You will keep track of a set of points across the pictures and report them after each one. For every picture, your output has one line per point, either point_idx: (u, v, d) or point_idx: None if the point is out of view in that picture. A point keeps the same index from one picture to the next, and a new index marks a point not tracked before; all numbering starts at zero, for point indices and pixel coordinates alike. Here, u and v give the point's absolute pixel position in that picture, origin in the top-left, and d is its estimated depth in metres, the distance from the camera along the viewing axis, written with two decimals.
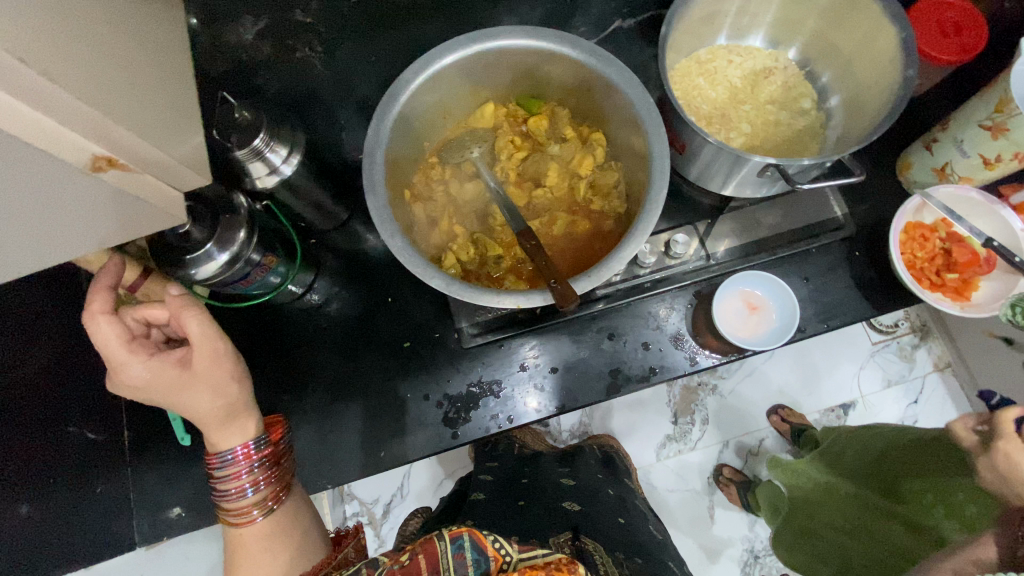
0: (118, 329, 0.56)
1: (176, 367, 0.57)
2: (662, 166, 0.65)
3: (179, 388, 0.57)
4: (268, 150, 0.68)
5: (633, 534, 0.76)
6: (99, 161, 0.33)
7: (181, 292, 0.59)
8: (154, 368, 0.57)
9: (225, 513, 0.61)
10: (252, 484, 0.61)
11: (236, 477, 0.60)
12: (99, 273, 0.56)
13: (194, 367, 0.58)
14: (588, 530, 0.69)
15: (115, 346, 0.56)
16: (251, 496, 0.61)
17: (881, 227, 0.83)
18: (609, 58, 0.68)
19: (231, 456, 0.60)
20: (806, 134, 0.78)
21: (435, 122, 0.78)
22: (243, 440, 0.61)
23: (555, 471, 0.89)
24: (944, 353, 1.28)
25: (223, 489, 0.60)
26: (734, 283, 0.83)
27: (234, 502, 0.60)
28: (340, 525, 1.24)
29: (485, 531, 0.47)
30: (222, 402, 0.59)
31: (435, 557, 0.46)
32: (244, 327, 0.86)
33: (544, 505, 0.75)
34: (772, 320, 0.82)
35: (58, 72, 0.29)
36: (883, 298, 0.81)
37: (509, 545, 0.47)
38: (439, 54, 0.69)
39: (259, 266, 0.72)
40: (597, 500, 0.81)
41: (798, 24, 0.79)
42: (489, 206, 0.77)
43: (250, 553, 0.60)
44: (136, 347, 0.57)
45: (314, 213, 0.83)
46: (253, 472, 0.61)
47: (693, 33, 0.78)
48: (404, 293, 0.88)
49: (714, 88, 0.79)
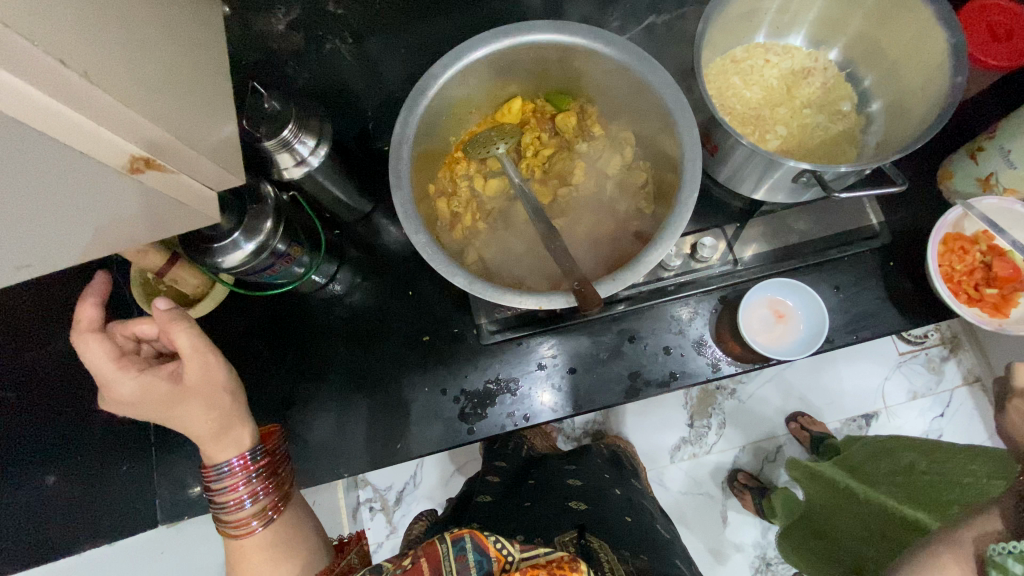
0: (106, 346, 0.57)
1: (167, 381, 0.58)
2: (693, 168, 0.63)
3: (173, 403, 0.58)
4: (296, 141, 0.69)
5: (642, 532, 0.76)
6: (137, 161, 0.33)
7: (170, 306, 0.59)
8: (144, 383, 0.57)
9: (224, 524, 0.61)
10: (249, 495, 0.61)
11: (234, 489, 0.61)
12: (86, 291, 0.57)
13: (186, 382, 0.58)
14: (595, 530, 0.69)
15: (104, 363, 0.56)
16: (249, 507, 0.61)
17: (918, 238, 0.80)
18: (643, 56, 0.66)
19: (226, 468, 0.61)
20: (844, 138, 0.76)
21: (462, 115, 0.77)
22: (238, 451, 0.62)
23: (561, 471, 0.89)
24: (974, 367, 1.24)
25: (221, 502, 0.61)
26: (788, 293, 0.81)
27: (233, 514, 0.61)
28: (353, 511, 1.26)
29: (486, 532, 0.47)
30: (215, 415, 0.60)
31: (437, 560, 0.46)
32: (267, 314, 0.87)
33: (548, 506, 0.76)
34: (795, 335, 0.80)
35: (102, 73, 0.30)
36: (916, 311, 0.78)
37: (511, 545, 0.47)
38: (470, 49, 0.68)
39: (284, 256, 0.73)
40: (603, 500, 0.80)
41: (842, 23, 0.76)
42: (513, 203, 0.76)
43: (253, 561, 0.61)
44: (126, 363, 0.57)
45: (339, 205, 0.84)
46: (250, 483, 0.62)
47: (730, 31, 0.76)
48: (425, 286, 0.88)
49: (750, 88, 0.77)
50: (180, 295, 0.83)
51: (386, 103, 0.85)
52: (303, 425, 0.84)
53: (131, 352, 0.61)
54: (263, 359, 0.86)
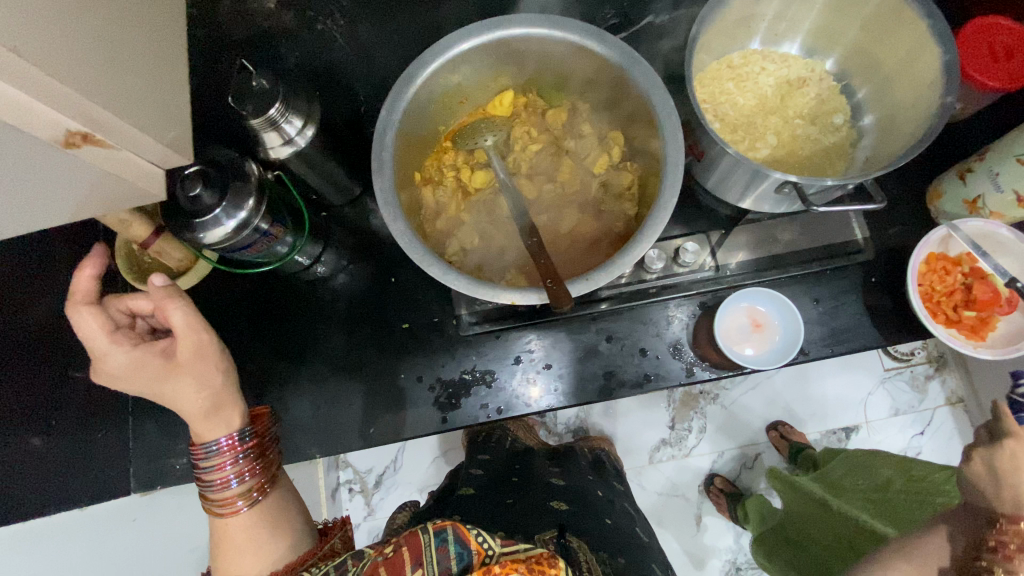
0: (100, 319, 0.59)
1: (158, 357, 0.59)
2: (675, 173, 0.63)
3: (165, 378, 0.59)
4: (283, 121, 0.68)
5: (621, 535, 0.77)
6: (73, 136, 0.39)
7: (166, 284, 0.61)
8: (135, 358, 0.59)
9: (210, 503, 0.61)
10: (236, 475, 0.61)
11: (221, 468, 0.61)
12: (84, 262, 0.57)
13: (178, 359, 0.60)
14: (574, 530, 0.70)
15: (98, 335, 0.58)
16: (236, 486, 0.61)
17: (902, 255, 0.80)
18: (633, 56, 0.66)
19: (214, 448, 0.61)
20: (833, 151, 0.75)
21: (452, 105, 0.77)
22: (227, 431, 0.62)
23: (546, 471, 0.90)
24: (957, 388, 1.25)
25: (208, 479, 0.61)
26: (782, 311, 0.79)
27: (220, 492, 0.61)
28: (332, 491, 1.27)
29: (468, 525, 0.48)
30: (206, 393, 0.60)
31: (418, 550, 0.47)
32: (251, 292, 0.88)
33: (531, 504, 0.76)
34: (772, 347, 0.79)
35: (22, 42, 0.33)
36: (895, 328, 0.78)
37: (492, 539, 0.48)
38: (461, 38, 0.67)
39: (266, 235, 0.73)
40: (584, 502, 0.81)
41: (840, 35, 0.75)
42: (499, 196, 0.76)
43: (236, 542, 0.61)
44: (119, 336, 0.59)
45: (326, 187, 0.84)
46: (236, 464, 0.61)
47: (727, 36, 0.76)
48: (409, 274, 0.88)
49: (744, 95, 0.77)
50: (164, 268, 0.84)
51: None
52: (279, 403, 0.85)
53: (125, 326, 0.62)
54: (244, 336, 0.86)
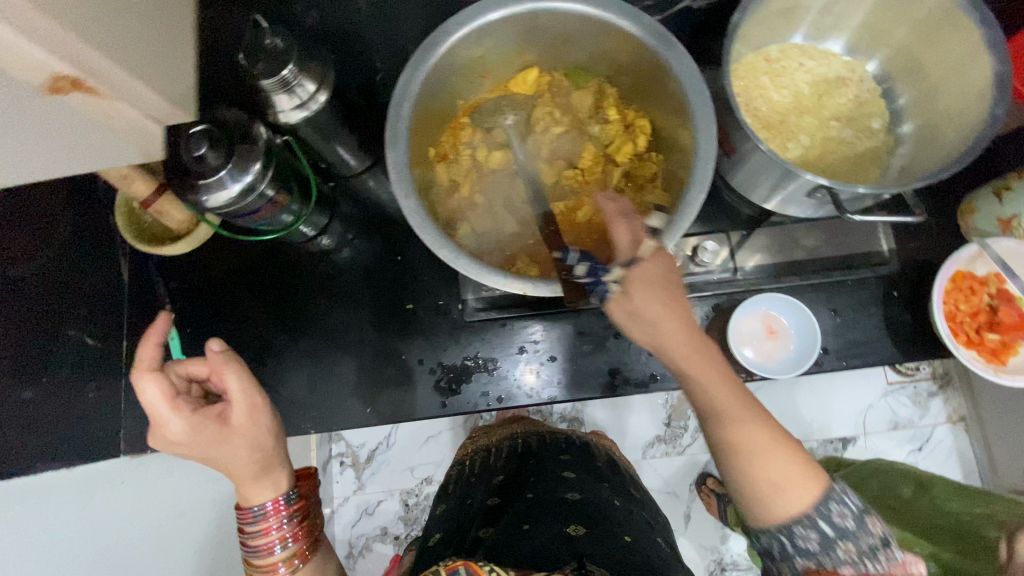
0: (161, 384, 0.56)
1: (214, 422, 0.57)
2: (704, 168, 0.59)
3: (219, 443, 0.56)
4: (295, 84, 0.65)
5: (639, 552, 0.72)
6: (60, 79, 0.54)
7: (222, 347, 0.59)
8: (194, 423, 0.56)
9: (252, 568, 0.58)
10: (279, 541, 0.59)
11: (266, 532, 0.58)
12: (150, 329, 0.57)
13: (233, 423, 0.58)
14: (594, 560, 0.69)
15: (159, 403, 0.55)
16: (278, 552, 0.59)
17: (927, 270, 0.77)
18: (670, 40, 0.62)
19: (262, 509, 0.59)
20: (868, 157, 0.72)
21: (473, 80, 0.73)
22: (273, 495, 0.60)
23: (557, 466, 0.86)
24: (959, 407, 1.23)
25: (251, 545, 0.59)
26: (804, 331, 0.77)
27: (264, 559, 0.58)
28: (323, 463, 1.26)
29: (479, 563, 0.47)
30: (257, 458, 0.58)
31: None
32: (254, 260, 0.86)
33: (545, 531, 0.73)
34: (787, 353, 0.77)
35: None
36: (912, 345, 0.76)
37: (507, 573, 0.47)
38: (488, 8, 0.64)
39: (272, 202, 0.70)
40: (600, 516, 0.77)
41: (887, 35, 0.71)
42: (516, 179, 0.73)
43: None
44: (180, 402, 0.56)
45: (336, 157, 0.80)
46: (282, 528, 0.59)
47: (768, 27, 0.72)
48: (416, 253, 0.85)
49: (778, 91, 0.73)
50: (165, 229, 0.83)
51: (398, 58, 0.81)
52: (276, 375, 0.83)
53: (183, 392, 0.60)
54: (245, 304, 0.85)
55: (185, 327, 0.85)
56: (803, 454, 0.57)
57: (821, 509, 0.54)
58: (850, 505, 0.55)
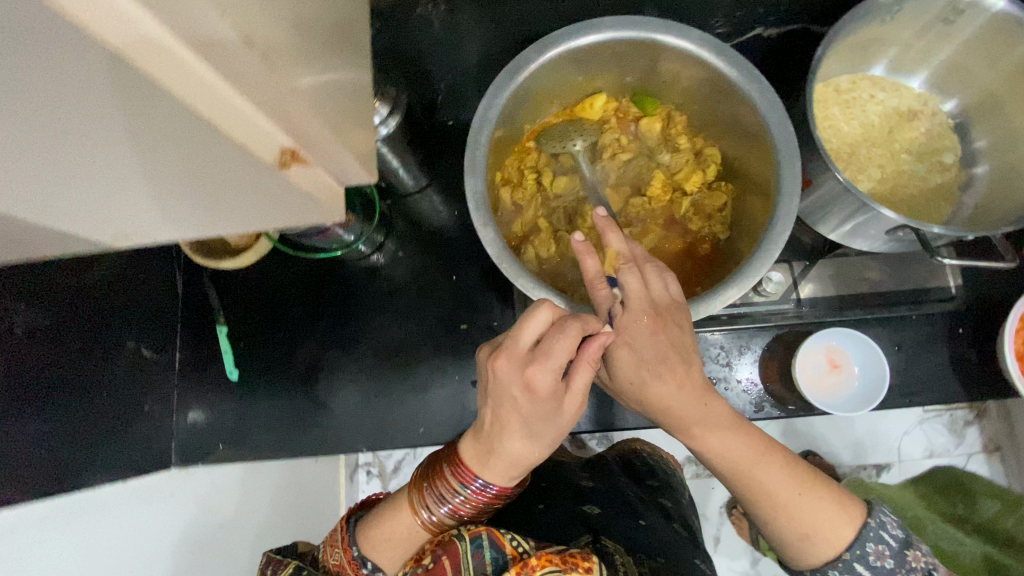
0: (574, 349, 0.50)
1: (557, 389, 0.51)
2: (788, 207, 0.58)
3: (537, 400, 0.51)
4: (370, 107, 0.65)
5: (658, 534, 0.74)
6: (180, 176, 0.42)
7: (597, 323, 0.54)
8: (557, 380, 0.50)
9: (420, 490, 0.57)
10: (452, 499, 0.56)
11: (456, 488, 0.56)
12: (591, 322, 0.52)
13: (563, 400, 0.52)
14: (610, 533, 0.70)
15: (560, 357, 0.50)
16: (440, 506, 0.56)
17: (991, 307, 0.76)
18: (755, 74, 0.61)
19: (476, 485, 0.56)
20: (939, 193, 0.71)
21: (542, 104, 0.73)
22: (491, 480, 0.56)
23: (576, 474, 0.88)
24: (997, 436, 1.22)
25: (442, 480, 0.56)
26: (867, 365, 0.75)
27: (434, 494, 0.56)
28: (351, 471, 1.25)
29: (502, 532, 0.53)
30: (525, 438, 0.53)
31: (456, 558, 0.53)
32: (308, 274, 0.86)
33: (563, 511, 0.75)
34: (850, 391, 0.76)
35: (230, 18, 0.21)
36: (975, 382, 0.75)
37: (525, 543, 0.53)
38: (569, 36, 0.64)
39: (338, 221, 0.71)
40: (617, 503, 0.79)
41: (964, 70, 0.70)
42: (581, 205, 0.73)
43: (392, 532, 0.57)
44: (557, 380, 0.51)
45: (396, 176, 0.80)
46: (466, 499, 0.56)
47: (842, 58, 0.71)
48: (470, 273, 0.85)
49: (849, 122, 0.73)
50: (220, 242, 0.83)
51: (461, 78, 0.81)
52: (329, 392, 0.83)
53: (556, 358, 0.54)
54: (299, 319, 0.85)
55: (238, 342, 0.85)
56: (834, 491, 0.56)
57: (853, 554, 0.54)
58: (888, 540, 0.55)
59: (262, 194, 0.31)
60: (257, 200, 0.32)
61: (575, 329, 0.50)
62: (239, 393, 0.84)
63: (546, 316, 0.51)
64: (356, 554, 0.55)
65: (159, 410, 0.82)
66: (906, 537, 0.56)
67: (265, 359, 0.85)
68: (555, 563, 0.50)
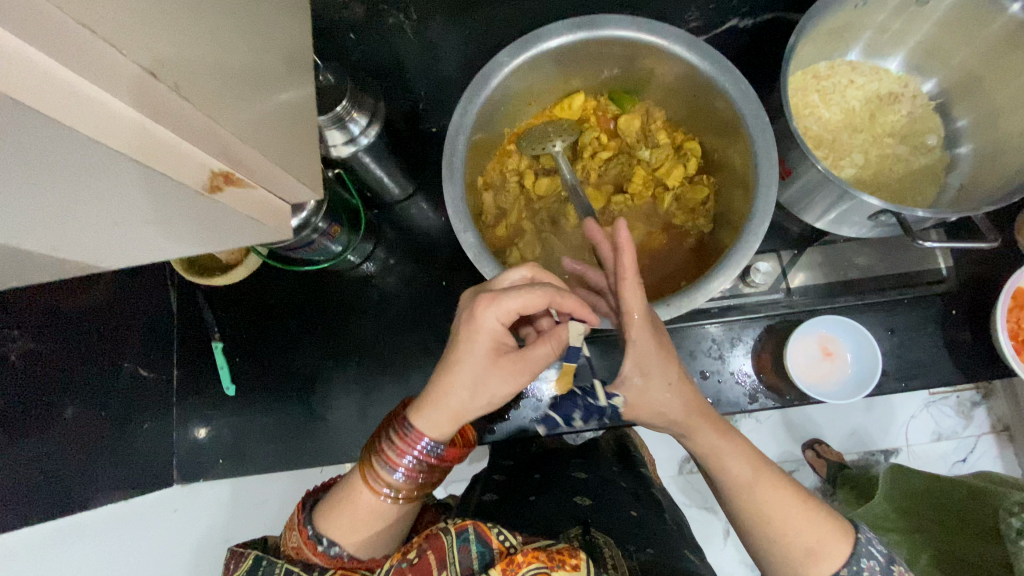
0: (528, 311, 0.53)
1: (498, 347, 0.54)
2: (766, 196, 0.58)
3: (479, 350, 0.54)
4: (349, 119, 0.66)
5: (651, 524, 0.73)
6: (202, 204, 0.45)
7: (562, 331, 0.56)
8: (498, 333, 0.54)
9: (370, 466, 0.55)
10: (403, 466, 0.55)
11: (403, 450, 0.55)
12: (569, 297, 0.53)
13: (502, 360, 0.54)
14: (603, 524, 0.68)
15: (510, 313, 0.52)
16: (393, 474, 0.55)
17: (984, 287, 0.75)
18: (727, 66, 0.61)
19: (421, 441, 0.55)
20: (924, 176, 0.71)
21: (520, 107, 0.73)
22: (432, 435, 0.55)
23: (570, 464, 0.87)
24: (1005, 416, 1.20)
25: (388, 447, 0.55)
26: (861, 357, 0.75)
27: (384, 466, 0.55)
28: None
29: (488, 524, 0.48)
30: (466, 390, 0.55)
31: (442, 551, 0.48)
32: (299, 287, 0.87)
33: (556, 501, 0.74)
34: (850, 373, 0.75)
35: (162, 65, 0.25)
36: (972, 363, 0.75)
37: (513, 536, 0.47)
38: (540, 39, 0.64)
39: (325, 233, 0.71)
40: (612, 494, 0.78)
41: (942, 50, 0.70)
42: (564, 205, 0.73)
43: (350, 516, 0.54)
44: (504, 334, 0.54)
45: (381, 186, 0.81)
46: (413, 462, 0.55)
47: (819, 45, 0.71)
48: (459, 278, 0.85)
49: (829, 109, 0.72)
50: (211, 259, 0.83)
51: (440, 85, 0.81)
52: (326, 402, 0.84)
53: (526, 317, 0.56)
54: (292, 331, 0.86)
55: (234, 357, 0.86)
56: (829, 511, 0.56)
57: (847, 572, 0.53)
58: (877, 555, 0.54)
59: (207, 218, 0.36)
60: (207, 222, 0.37)
61: (544, 289, 0.52)
62: (237, 408, 0.85)
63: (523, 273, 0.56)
64: (311, 533, 0.53)
65: (159, 429, 0.82)
66: (891, 553, 0.56)
67: (261, 373, 0.85)
68: (541, 560, 0.43)
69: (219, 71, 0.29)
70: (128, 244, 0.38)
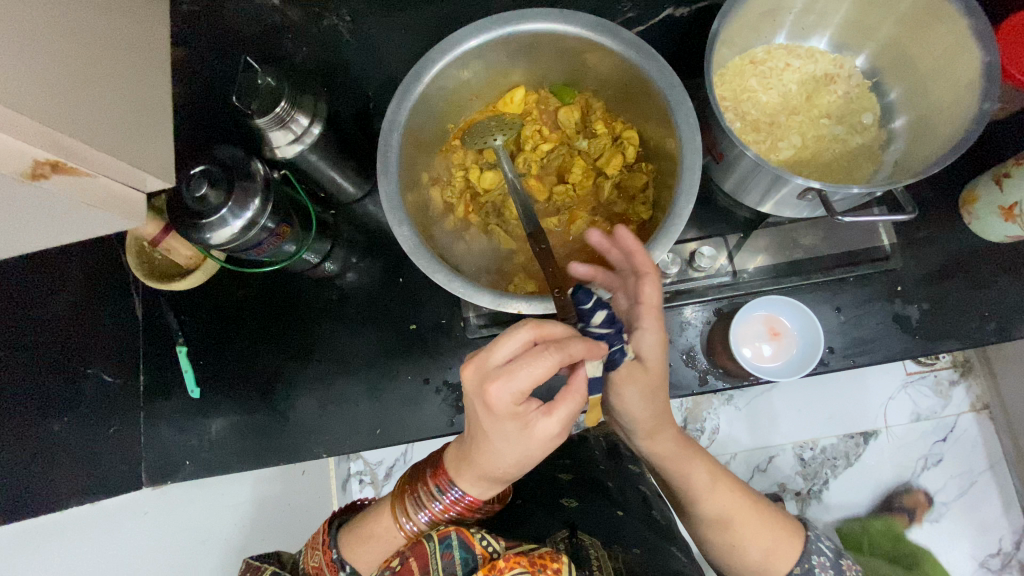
0: (534, 378, 0.47)
1: (514, 421, 0.50)
2: (691, 178, 0.59)
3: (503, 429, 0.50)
4: (289, 120, 0.67)
5: (633, 524, 0.74)
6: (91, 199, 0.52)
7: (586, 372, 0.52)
8: (512, 410, 0.49)
9: (402, 502, 0.58)
10: (430, 513, 0.57)
11: (436, 499, 0.57)
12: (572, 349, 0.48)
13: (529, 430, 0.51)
14: (588, 526, 0.70)
15: (517, 386, 0.47)
16: (421, 518, 0.57)
17: (930, 263, 0.76)
18: (651, 53, 0.63)
19: (453, 495, 0.57)
20: (861, 154, 0.71)
21: (461, 103, 0.74)
22: (465, 494, 0.57)
23: (552, 464, 0.88)
24: (983, 394, 1.19)
25: (422, 492, 0.58)
26: (807, 334, 0.76)
27: (415, 508, 0.57)
28: (342, 481, 1.27)
29: (471, 530, 0.52)
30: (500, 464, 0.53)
31: (424, 558, 0.52)
32: (261, 289, 0.88)
33: (541, 504, 0.76)
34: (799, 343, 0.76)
35: None
36: (921, 338, 0.75)
37: (496, 542, 0.51)
38: (468, 34, 0.65)
39: (273, 234, 0.72)
40: (590, 491, 0.79)
41: (872, 29, 0.71)
42: (507, 198, 0.74)
43: (371, 542, 0.58)
44: (520, 406, 0.50)
45: (333, 187, 0.82)
46: (442, 513, 0.57)
47: (751, 30, 0.72)
48: (416, 275, 0.87)
49: (767, 92, 0.73)
50: (173, 265, 0.85)
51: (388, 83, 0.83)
52: (288, 401, 0.85)
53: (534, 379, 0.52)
54: (254, 333, 0.87)
55: (198, 359, 0.87)
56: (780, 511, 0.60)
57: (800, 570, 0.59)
58: (827, 552, 0.61)
59: (42, 199, 0.48)
60: (54, 205, 0.50)
61: (551, 358, 0.47)
62: (204, 408, 0.86)
63: (528, 336, 0.49)
64: (335, 557, 0.58)
65: (125, 433, 0.83)
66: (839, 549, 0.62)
67: (225, 373, 0.87)
68: (523, 564, 0.47)
69: (1, 72, 0.42)
70: (23, 228, 0.52)
